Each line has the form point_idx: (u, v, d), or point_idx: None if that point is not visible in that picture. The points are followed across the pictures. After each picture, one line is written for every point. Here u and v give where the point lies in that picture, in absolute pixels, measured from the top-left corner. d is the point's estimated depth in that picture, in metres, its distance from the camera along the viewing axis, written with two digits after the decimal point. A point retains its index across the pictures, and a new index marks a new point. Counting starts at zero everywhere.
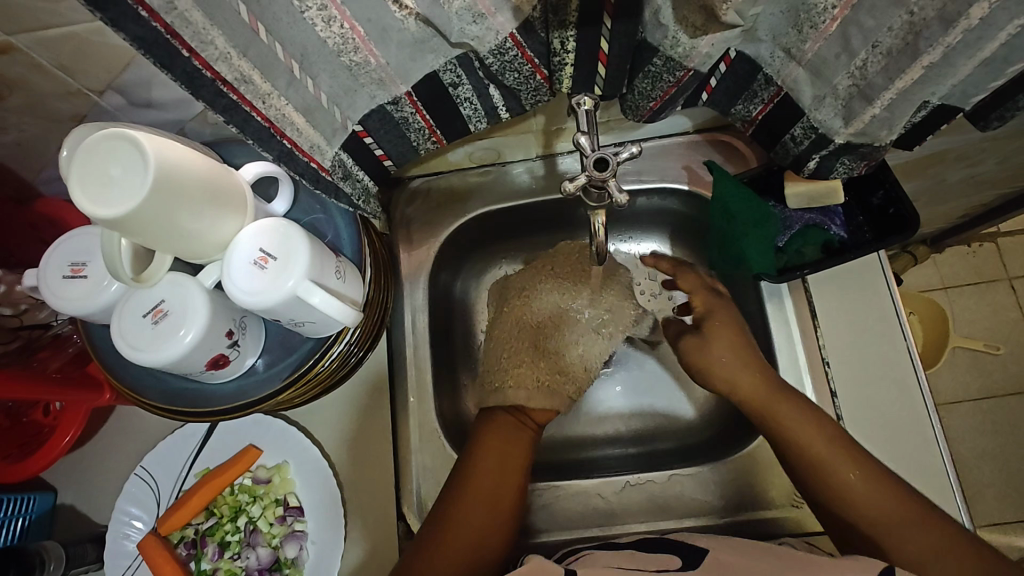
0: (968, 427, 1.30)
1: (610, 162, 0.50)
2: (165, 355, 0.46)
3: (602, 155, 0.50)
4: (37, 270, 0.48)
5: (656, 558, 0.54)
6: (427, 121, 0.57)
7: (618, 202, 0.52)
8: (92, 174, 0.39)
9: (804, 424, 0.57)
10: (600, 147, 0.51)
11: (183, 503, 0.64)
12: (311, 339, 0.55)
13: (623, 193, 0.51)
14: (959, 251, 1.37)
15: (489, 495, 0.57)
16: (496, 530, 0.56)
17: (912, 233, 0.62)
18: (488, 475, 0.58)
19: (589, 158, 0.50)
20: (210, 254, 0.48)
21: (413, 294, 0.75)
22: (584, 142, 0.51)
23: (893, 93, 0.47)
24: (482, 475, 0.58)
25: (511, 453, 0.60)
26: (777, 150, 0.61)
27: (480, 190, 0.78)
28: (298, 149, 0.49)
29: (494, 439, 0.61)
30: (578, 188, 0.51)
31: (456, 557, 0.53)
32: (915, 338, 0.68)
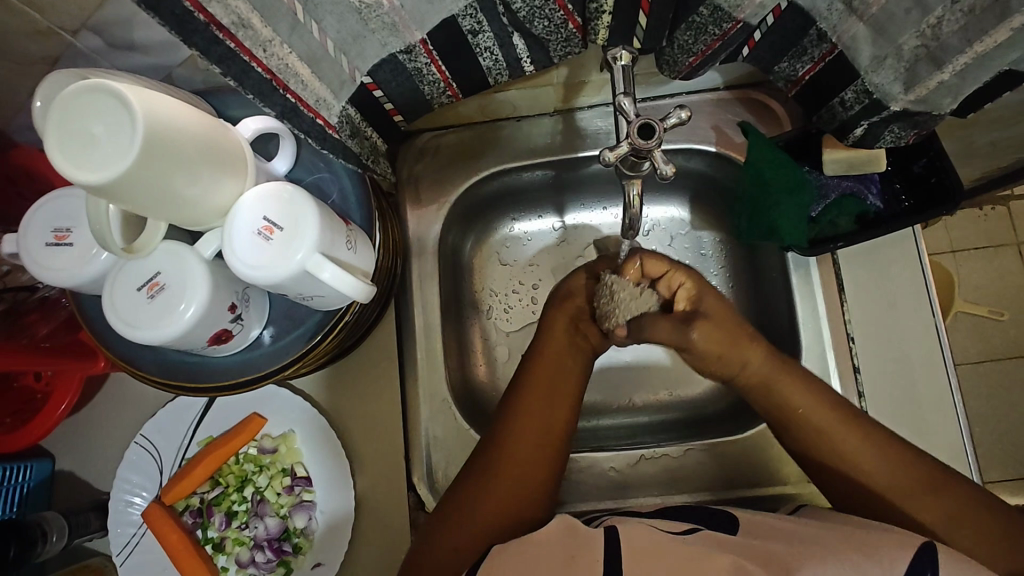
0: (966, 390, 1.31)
1: (657, 127, 0.46)
2: (165, 333, 0.42)
3: (648, 120, 0.46)
4: (17, 236, 0.44)
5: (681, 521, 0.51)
6: (443, 74, 0.51)
7: (661, 175, 0.47)
8: (70, 133, 0.34)
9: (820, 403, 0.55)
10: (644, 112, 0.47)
11: (187, 473, 0.62)
12: (318, 312, 0.52)
13: (669, 164, 0.47)
14: (970, 214, 1.34)
15: (531, 459, 0.56)
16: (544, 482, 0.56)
17: (955, 206, 0.59)
18: (530, 437, 0.56)
19: (633, 124, 0.46)
20: (210, 221, 0.44)
21: (422, 259, 0.71)
22: (627, 108, 0.47)
23: (969, 57, 0.43)
24: (529, 435, 0.56)
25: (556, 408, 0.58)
26: (822, 113, 0.56)
27: (491, 147, 0.73)
28: (302, 104, 0.44)
29: (550, 393, 0.59)
30: (618, 158, 0.47)
31: (489, 514, 0.53)
32: (943, 314, 0.66)
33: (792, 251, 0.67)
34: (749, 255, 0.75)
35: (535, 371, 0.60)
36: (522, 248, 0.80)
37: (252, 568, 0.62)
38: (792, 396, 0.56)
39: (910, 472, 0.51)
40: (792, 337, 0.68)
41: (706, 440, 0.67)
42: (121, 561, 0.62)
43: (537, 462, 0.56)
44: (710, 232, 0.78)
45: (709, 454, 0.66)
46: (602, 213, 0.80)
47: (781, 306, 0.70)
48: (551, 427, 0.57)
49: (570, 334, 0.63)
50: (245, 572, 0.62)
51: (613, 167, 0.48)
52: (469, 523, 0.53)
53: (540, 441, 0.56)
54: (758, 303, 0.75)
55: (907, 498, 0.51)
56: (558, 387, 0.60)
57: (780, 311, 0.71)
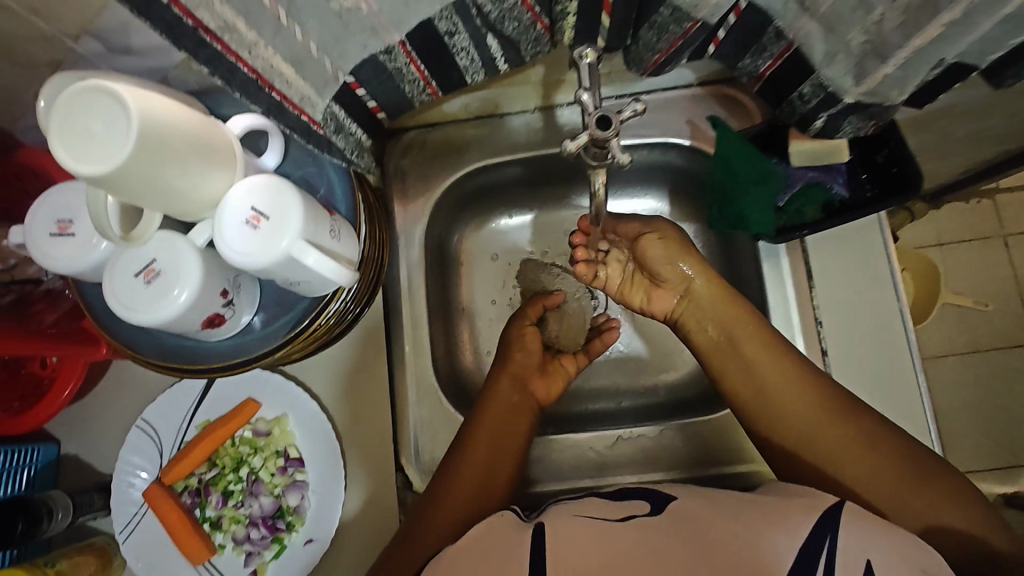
0: (956, 380, 1.34)
1: (613, 121, 0.49)
2: (160, 315, 0.46)
3: (604, 113, 0.49)
4: (23, 226, 0.47)
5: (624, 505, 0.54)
6: (422, 72, 0.54)
7: (619, 162, 0.52)
8: (70, 130, 0.38)
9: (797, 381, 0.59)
10: (603, 105, 0.51)
11: (185, 454, 0.65)
12: (307, 298, 0.55)
13: (624, 153, 0.51)
14: (957, 207, 1.38)
15: (474, 483, 0.60)
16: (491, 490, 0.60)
17: (916, 191, 0.62)
18: (474, 466, 0.61)
19: (591, 116, 0.50)
20: (201, 212, 0.47)
21: (408, 250, 0.74)
22: (587, 100, 0.51)
23: (908, 52, 0.46)
24: (479, 460, 0.61)
25: (502, 444, 0.63)
26: (783, 108, 0.59)
27: (476, 143, 0.76)
28: (287, 101, 0.48)
29: (489, 433, 0.63)
30: (579, 147, 0.51)
31: (451, 515, 0.58)
32: (908, 298, 0.69)
33: (762, 240, 0.70)
34: (724, 245, 0.78)
35: (482, 410, 0.65)
36: (503, 245, 0.83)
37: (247, 544, 0.65)
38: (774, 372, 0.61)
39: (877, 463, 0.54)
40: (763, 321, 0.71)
41: (681, 421, 0.70)
42: (124, 539, 0.65)
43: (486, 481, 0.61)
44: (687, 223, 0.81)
45: (684, 435, 0.69)
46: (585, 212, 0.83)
47: (753, 293, 0.73)
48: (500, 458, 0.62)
49: (515, 390, 0.68)
50: (240, 549, 0.65)
51: (575, 156, 0.52)
52: (435, 523, 0.57)
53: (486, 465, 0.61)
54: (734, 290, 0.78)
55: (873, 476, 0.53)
56: (501, 440, 0.63)
57: (752, 297, 0.74)
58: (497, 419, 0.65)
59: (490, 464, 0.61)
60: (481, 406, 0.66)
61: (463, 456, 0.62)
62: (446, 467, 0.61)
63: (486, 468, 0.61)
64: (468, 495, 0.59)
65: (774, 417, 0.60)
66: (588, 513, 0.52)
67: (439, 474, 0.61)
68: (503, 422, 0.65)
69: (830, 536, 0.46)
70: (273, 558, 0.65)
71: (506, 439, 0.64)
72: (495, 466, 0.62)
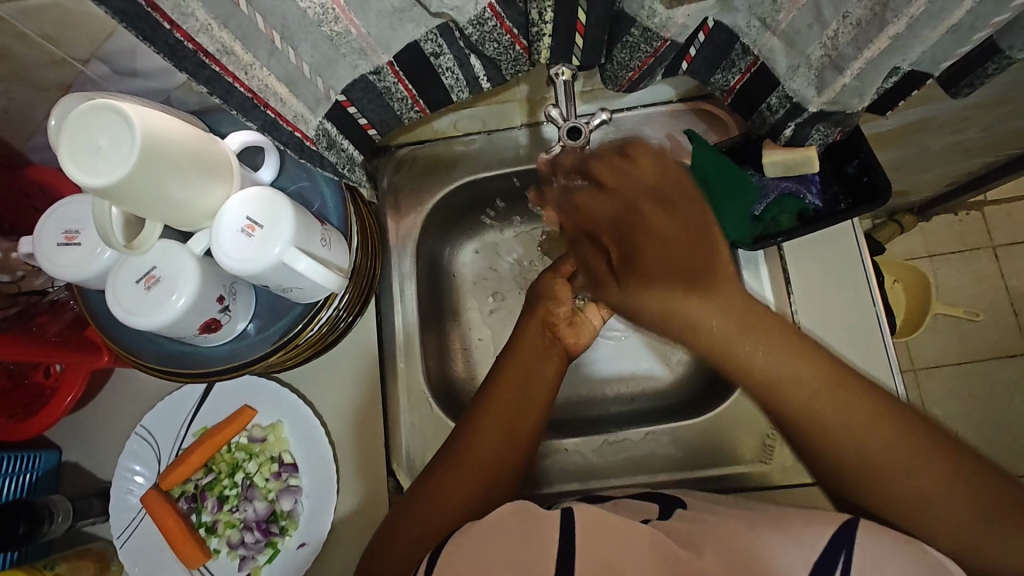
0: (951, 390, 1.35)
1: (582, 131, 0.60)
2: (158, 320, 0.48)
3: (574, 126, 0.59)
4: (34, 237, 0.50)
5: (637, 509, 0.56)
6: (410, 91, 0.57)
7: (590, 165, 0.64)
8: (81, 144, 0.41)
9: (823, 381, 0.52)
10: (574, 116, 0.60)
11: (183, 460, 0.67)
12: (299, 305, 0.58)
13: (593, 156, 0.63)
14: (945, 219, 1.41)
15: (489, 457, 0.60)
16: (507, 469, 0.60)
17: (885, 202, 0.65)
18: (487, 442, 0.60)
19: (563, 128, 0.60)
20: (199, 222, 0.49)
21: (401, 261, 0.77)
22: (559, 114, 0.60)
23: (863, 63, 0.50)
24: (495, 431, 0.61)
25: (515, 428, 0.61)
26: (754, 119, 0.62)
27: (465, 160, 0.79)
28: (281, 118, 0.51)
29: (509, 397, 0.62)
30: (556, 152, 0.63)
31: (457, 497, 0.58)
32: (884, 308, 0.70)
33: (740, 249, 0.72)
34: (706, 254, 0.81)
35: (498, 378, 0.64)
36: (492, 258, 0.86)
37: (242, 549, 0.67)
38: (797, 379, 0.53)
39: (923, 462, 0.50)
40: None
41: (667, 424, 0.72)
42: (122, 544, 0.67)
43: (502, 459, 0.60)
44: None
45: (669, 437, 0.71)
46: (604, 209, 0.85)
47: None
48: (518, 429, 0.62)
49: (541, 335, 0.67)
50: (235, 553, 0.67)
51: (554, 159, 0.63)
52: (439, 501, 0.58)
53: (499, 442, 0.61)
54: None
55: (916, 479, 0.50)
56: (515, 418, 0.62)
57: None
58: (512, 381, 0.63)
59: (506, 442, 0.61)
60: (496, 374, 0.65)
61: (477, 426, 0.61)
62: (450, 447, 0.61)
63: (499, 444, 0.60)
64: (473, 475, 0.59)
65: (783, 406, 0.54)
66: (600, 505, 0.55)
67: (447, 447, 0.62)
68: (518, 395, 0.63)
69: (844, 551, 0.47)
70: (267, 562, 0.66)
71: (531, 406, 0.62)
72: (507, 446, 0.61)
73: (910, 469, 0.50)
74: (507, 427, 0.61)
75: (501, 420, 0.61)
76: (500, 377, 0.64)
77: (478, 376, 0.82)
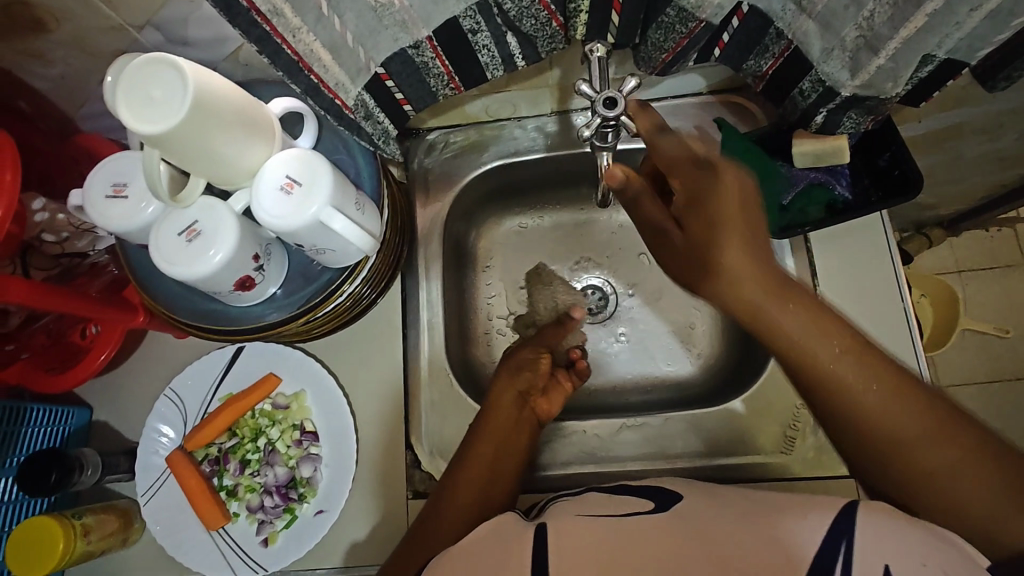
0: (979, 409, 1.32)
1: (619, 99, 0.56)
2: (195, 272, 0.50)
3: (610, 95, 0.56)
4: (83, 189, 0.52)
5: (633, 501, 0.54)
6: (447, 67, 0.58)
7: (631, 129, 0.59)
8: (137, 95, 0.42)
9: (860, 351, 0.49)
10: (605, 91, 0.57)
11: (208, 422, 0.69)
12: (330, 271, 0.59)
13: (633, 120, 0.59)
14: (977, 235, 1.39)
15: (490, 465, 0.62)
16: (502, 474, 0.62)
17: (918, 192, 0.65)
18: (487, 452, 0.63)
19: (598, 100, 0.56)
20: (240, 181, 0.51)
21: (428, 241, 0.78)
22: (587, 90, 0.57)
23: (898, 42, 0.50)
24: (490, 448, 0.63)
25: (512, 443, 0.64)
26: (786, 104, 0.63)
27: (494, 143, 0.80)
28: (324, 85, 0.53)
29: (503, 416, 0.66)
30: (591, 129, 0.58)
31: (467, 499, 0.59)
32: (915, 316, 0.68)
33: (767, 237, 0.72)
34: None
35: (496, 402, 0.67)
36: (509, 246, 0.87)
37: (260, 513, 0.68)
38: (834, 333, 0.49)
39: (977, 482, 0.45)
40: None
41: (688, 412, 0.71)
42: (145, 502, 0.68)
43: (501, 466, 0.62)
44: None
45: (689, 423, 0.71)
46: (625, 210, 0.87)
47: None
48: (512, 445, 0.64)
49: (518, 407, 0.67)
50: (254, 518, 0.68)
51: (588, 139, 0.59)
52: (447, 510, 0.59)
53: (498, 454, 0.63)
54: None
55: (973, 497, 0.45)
56: (511, 436, 0.65)
57: None
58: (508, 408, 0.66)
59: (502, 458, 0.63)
60: (493, 399, 0.67)
61: (480, 438, 0.64)
62: (461, 453, 0.63)
63: (498, 458, 0.62)
64: (479, 478, 0.61)
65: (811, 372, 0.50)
66: (589, 512, 0.53)
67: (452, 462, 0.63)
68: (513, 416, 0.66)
69: (845, 539, 0.44)
70: (285, 528, 0.67)
71: (522, 430, 0.66)
72: (505, 458, 0.63)
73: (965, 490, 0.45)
74: (493, 456, 0.62)
75: (499, 433, 0.64)
76: (489, 414, 0.66)
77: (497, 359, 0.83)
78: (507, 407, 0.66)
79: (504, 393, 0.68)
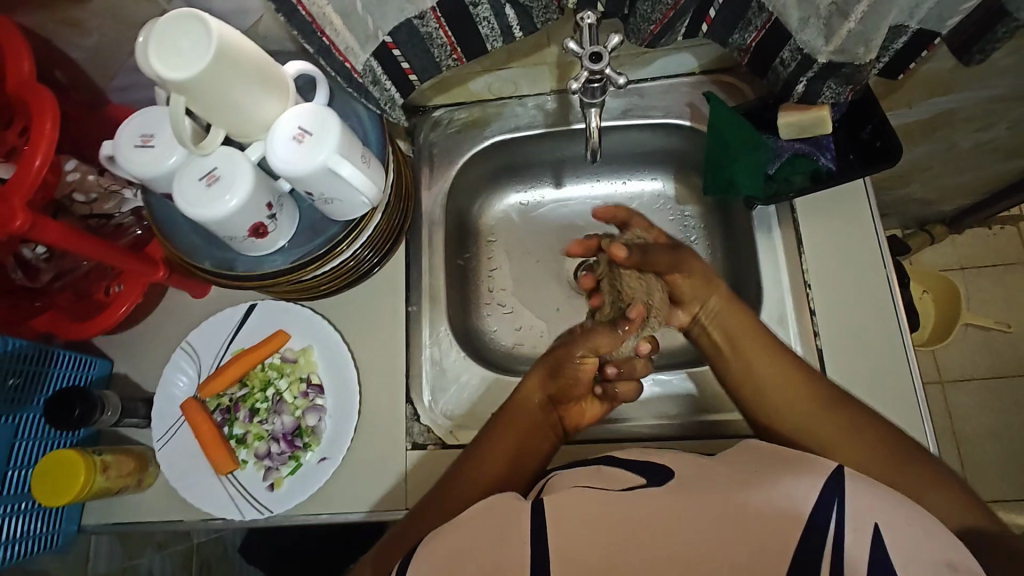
0: (981, 404, 1.32)
1: (603, 54, 0.60)
2: (213, 214, 0.54)
3: (596, 49, 0.60)
4: (114, 139, 0.56)
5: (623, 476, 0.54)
6: (449, 38, 0.62)
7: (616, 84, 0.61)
8: (169, 46, 0.48)
9: (759, 340, 0.64)
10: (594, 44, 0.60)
11: (221, 372, 0.73)
12: (337, 225, 0.64)
13: (621, 75, 0.60)
14: (979, 232, 1.40)
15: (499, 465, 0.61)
16: (509, 474, 0.61)
17: (897, 160, 0.68)
18: (494, 462, 0.61)
19: (584, 52, 0.60)
20: (256, 133, 0.56)
21: (432, 210, 0.82)
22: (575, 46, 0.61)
23: (864, 7, 0.54)
24: (498, 455, 0.62)
25: (522, 451, 0.63)
26: (769, 76, 0.66)
27: (495, 120, 0.84)
28: (334, 47, 0.58)
29: (514, 427, 0.64)
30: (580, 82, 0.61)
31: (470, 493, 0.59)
32: (897, 279, 0.72)
33: (756, 206, 0.76)
34: (724, 220, 0.85)
35: (511, 409, 0.65)
36: (512, 222, 0.91)
37: (267, 459, 0.71)
38: (739, 324, 0.65)
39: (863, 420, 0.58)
40: (757, 290, 0.76)
41: (676, 372, 0.75)
42: (161, 447, 0.72)
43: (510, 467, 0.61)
44: (692, 205, 0.89)
45: (677, 382, 0.75)
46: (623, 186, 0.91)
47: (748, 262, 0.79)
48: (520, 451, 0.63)
49: (536, 415, 0.65)
50: (261, 464, 0.71)
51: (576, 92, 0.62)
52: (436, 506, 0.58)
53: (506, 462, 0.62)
54: (733, 264, 0.83)
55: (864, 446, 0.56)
56: (522, 445, 0.63)
57: (748, 265, 0.79)
58: (523, 413, 0.65)
59: (510, 465, 0.62)
60: (510, 406, 0.66)
61: (488, 442, 0.63)
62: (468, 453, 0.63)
63: (504, 460, 0.62)
64: (482, 479, 0.60)
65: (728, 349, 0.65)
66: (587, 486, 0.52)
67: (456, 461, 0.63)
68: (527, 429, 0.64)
69: (838, 502, 0.47)
70: (290, 474, 0.71)
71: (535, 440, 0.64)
72: (518, 466, 0.62)
73: (859, 443, 0.56)
74: (514, 452, 0.62)
75: (512, 438, 0.63)
76: (504, 420, 0.64)
77: (497, 328, 0.87)
78: (526, 416, 0.65)
79: (526, 402, 0.66)
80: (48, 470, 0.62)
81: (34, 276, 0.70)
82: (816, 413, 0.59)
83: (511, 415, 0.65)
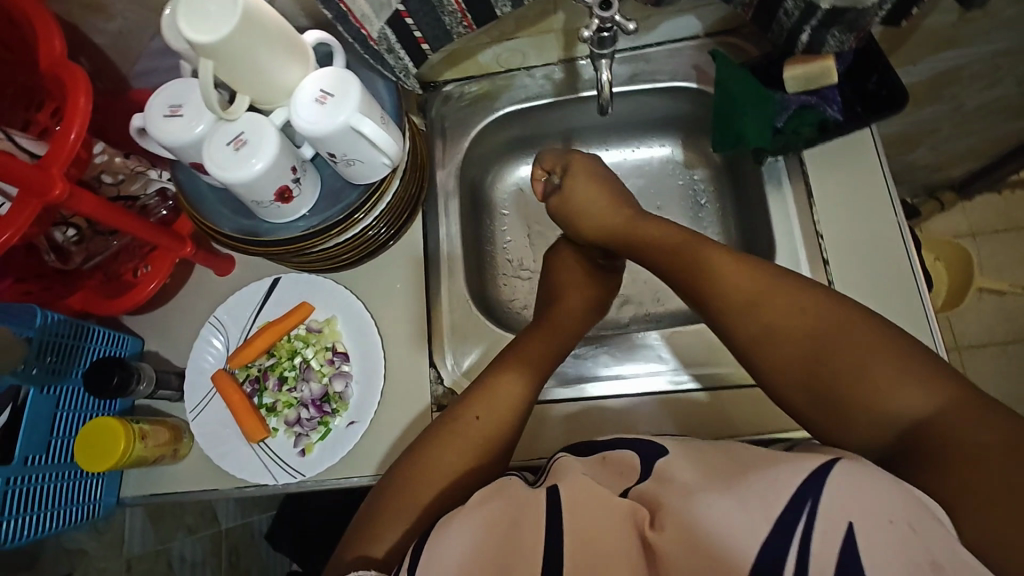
0: (999, 369, 1.31)
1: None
2: (240, 177, 0.56)
3: None
4: (144, 111, 0.59)
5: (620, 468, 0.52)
6: (459, 4, 0.63)
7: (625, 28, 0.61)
8: (195, 11, 0.49)
9: (702, 253, 0.62)
10: None
11: (249, 343, 0.75)
12: (356, 191, 0.66)
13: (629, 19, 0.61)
14: (988, 198, 1.40)
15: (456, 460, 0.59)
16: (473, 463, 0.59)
17: (903, 107, 0.70)
18: (451, 452, 0.59)
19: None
20: (279, 99, 0.58)
21: (446, 181, 0.84)
22: None
23: None
24: (456, 446, 0.59)
25: (474, 442, 0.60)
26: (773, 28, 0.68)
27: (504, 92, 0.86)
28: (351, 14, 0.60)
29: (466, 423, 0.61)
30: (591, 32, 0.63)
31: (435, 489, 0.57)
32: (911, 229, 0.73)
33: (766, 162, 0.78)
34: (734, 180, 0.87)
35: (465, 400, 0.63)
36: (525, 193, 0.93)
37: (297, 426, 0.73)
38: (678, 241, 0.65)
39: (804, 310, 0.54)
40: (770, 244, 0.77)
41: (695, 325, 0.76)
42: (194, 417, 0.75)
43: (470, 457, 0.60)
44: (700, 168, 0.91)
45: (695, 335, 0.75)
46: (632, 153, 0.93)
47: (760, 217, 0.80)
48: (479, 438, 0.60)
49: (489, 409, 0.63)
50: (291, 431, 0.73)
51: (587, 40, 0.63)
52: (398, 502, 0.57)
53: (465, 453, 0.59)
54: (745, 222, 0.84)
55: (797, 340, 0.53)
56: (471, 438, 0.61)
57: (760, 221, 0.80)
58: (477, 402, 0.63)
59: (474, 453, 0.60)
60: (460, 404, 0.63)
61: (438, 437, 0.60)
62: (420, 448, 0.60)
63: (463, 450, 0.59)
64: (447, 469, 0.58)
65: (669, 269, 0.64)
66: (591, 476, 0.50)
67: (413, 450, 0.61)
68: (480, 421, 0.61)
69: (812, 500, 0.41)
70: (319, 439, 0.72)
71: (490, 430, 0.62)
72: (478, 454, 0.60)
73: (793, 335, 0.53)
74: (479, 443, 0.60)
75: (464, 434, 0.60)
76: (452, 419, 0.62)
77: (515, 296, 0.89)
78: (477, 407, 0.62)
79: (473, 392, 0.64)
80: (95, 456, 0.64)
81: (66, 259, 0.71)
82: (749, 310, 0.56)
83: (458, 410, 0.63)
